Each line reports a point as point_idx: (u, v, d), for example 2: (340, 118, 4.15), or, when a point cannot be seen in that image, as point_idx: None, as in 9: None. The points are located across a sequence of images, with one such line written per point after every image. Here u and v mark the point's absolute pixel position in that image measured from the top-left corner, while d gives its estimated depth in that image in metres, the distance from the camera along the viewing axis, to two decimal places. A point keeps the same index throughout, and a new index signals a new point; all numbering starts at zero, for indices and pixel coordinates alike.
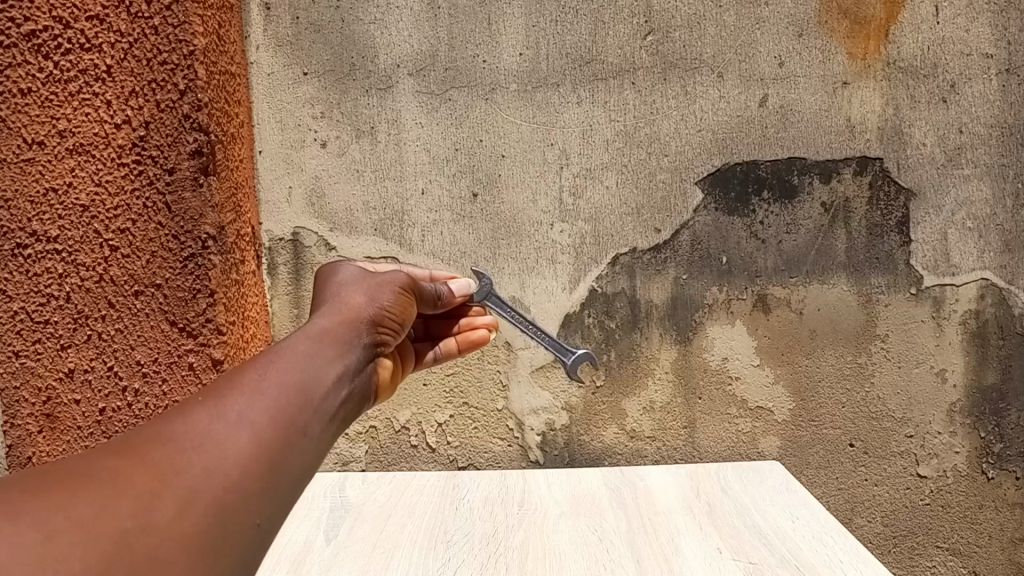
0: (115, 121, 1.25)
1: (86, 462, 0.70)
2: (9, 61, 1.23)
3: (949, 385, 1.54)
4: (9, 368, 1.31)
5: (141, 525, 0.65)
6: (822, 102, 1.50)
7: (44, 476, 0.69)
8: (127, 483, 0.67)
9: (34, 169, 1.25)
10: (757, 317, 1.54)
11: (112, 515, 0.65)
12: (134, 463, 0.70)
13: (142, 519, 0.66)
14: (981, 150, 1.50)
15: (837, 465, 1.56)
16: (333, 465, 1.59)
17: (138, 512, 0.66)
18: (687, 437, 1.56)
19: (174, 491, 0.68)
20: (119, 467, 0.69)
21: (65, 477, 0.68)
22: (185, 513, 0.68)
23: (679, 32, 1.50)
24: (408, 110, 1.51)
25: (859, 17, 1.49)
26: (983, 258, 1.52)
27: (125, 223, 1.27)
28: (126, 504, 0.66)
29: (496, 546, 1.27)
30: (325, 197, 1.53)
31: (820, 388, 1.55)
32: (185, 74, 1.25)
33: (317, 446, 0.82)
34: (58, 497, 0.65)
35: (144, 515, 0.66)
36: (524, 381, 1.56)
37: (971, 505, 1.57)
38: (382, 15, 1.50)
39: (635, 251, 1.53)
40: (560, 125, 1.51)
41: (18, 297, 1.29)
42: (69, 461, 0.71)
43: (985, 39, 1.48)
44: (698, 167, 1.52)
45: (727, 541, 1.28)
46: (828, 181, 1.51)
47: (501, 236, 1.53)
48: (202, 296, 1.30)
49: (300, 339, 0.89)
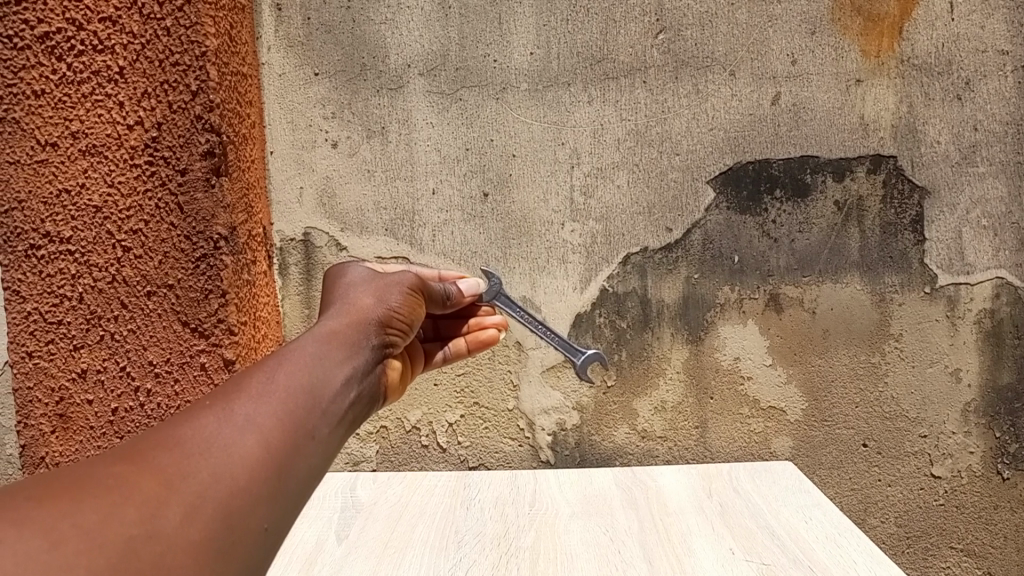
0: (127, 122, 1.26)
1: (91, 468, 0.70)
2: (24, 63, 1.24)
3: (964, 384, 1.53)
4: (23, 369, 1.32)
5: (148, 532, 0.65)
6: (835, 100, 1.49)
7: (50, 481, 0.69)
8: (133, 489, 0.67)
9: (47, 170, 1.26)
10: (769, 317, 1.53)
11: (118, 522, 0.65)
12: (140, 469, 0.69)
13: (148, 526, 0.66)
14: (996, 148, 1.49)
15: (850, 465, 1.55)
16: (345, 465, 1.59)
17: (144, 519, 0.66)
18: (699, 437, 1.55)
19: (181, 498, 0.68)
20: (125, 472, 0.69)
21: (71, 481, 0.68)
22: (191, 519, 0.68)
23: (691, 31, 1.49)
24: (419, 110, 1.51)
25: (873, 14, 1.47)
26: (998, 256, 1.50)
27: (137, 224, 1.28)
28: (133, 510, 0.66)
29: (507, 546, 1.27)
30: (336, 197, 1.53)
31: (832, 388, 1.53)
32: (197, 75, 1.25)
33: (325, 449, 0.83)
34: (63, 504, 0.65)
35: (151, 522, 0.66)
36: (535, 381, 1.56)
37: (985, 505, 1.55)
38: (393, 15, 1.50)
39: (647, 251, 1.52)
40: (572, 124, 1.51)
41: (31, 298, 1.30)
42: (74, 467, 0.71)
43: (1001, 36, 1.47)
44: (710, 166, 1.51)
45: (740, 541, 1.27)
46: (841, 179, 1.50)
47: (511, 236, 1.53)
48: (214, 297, 1.30)
49: (308, 342, 0.89)
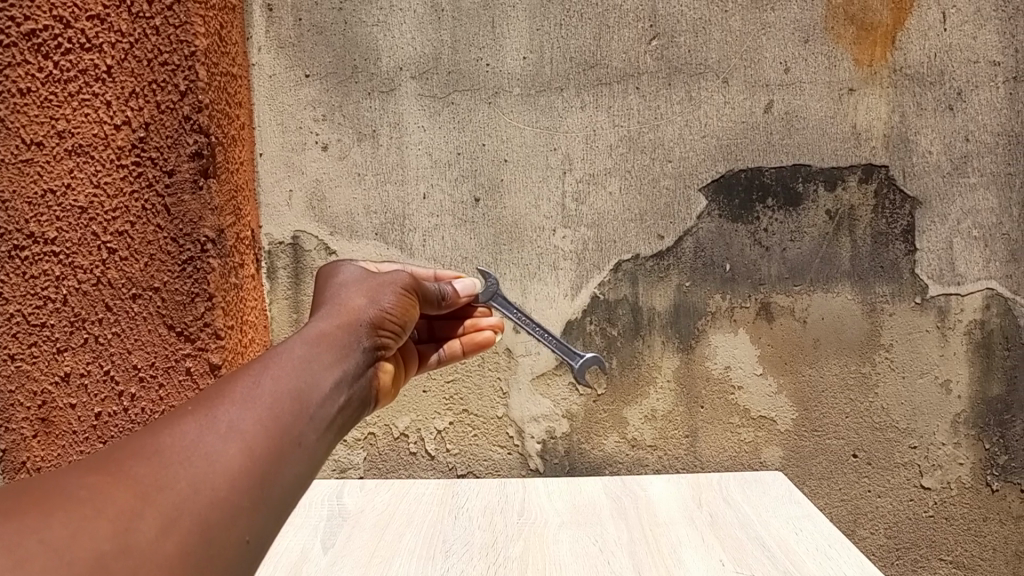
0: (115, 122, 1.24)
1: (64, 478, 0.68)
2: (9, 61, 1.22)
3: (954, 396, 1.52)
4: (4, 372, 1.30)
5: (122, 545, 0.64)
6: (828, 109, 1.49)
7: (24, 492, 0.67)
8: (107, 501, 0.66)
9: (32, 170, 1.24)
10: (760, 326, 1.53)
11: (89, 537, 0.63)
12: (116, 479, 0.68)
13: (122, 539, 0.64)
14: (987, 158, 1.49)
15: (841, 475, 1.54)
16: (331, 472, 1.57)
17: (117, 532, 0.64)
18: (689, 446, 1.54)
19: (157, 510, 0.67)
20: (100, 483, 0.67)
21: (44, 492, 0.66)
22: (168, 531, 0.66)
23: (684, 37, 1.49)
24: (410, 113, 1.50)
25: (865, 23, 1.48)
26: (989, 267, 1.50)
27: (123, 225, 1.26)
28: (106, 523, 0.64)
29: (495, 557, 1.25)
30: (325, 201, 1.52)
31: (823, 398, 1.53)
32: (186, 76, 1.24)
33: (313, 456, 0.81)
34: (31, 517, 0.63)
35: (126, 534, 0.64)
36: (525, 389, 1.54)
37: (975, 517, 1.55)
38: (385, 18, 1.50)
39: (638, 258, 1.52)
40: (564, 130, 1.50)
41: (13, 300, 1.27)
42: (48, 477, 0.70)
43: (992, 47, 1.48)
44: (703, 174, 1.50)
45: (731, 552, 1.26)
46: (833, 188, 1.50)
47: (502, 242, 1.51)
48: (201, 300, 1.28)
49: (296, 344, 0.88)
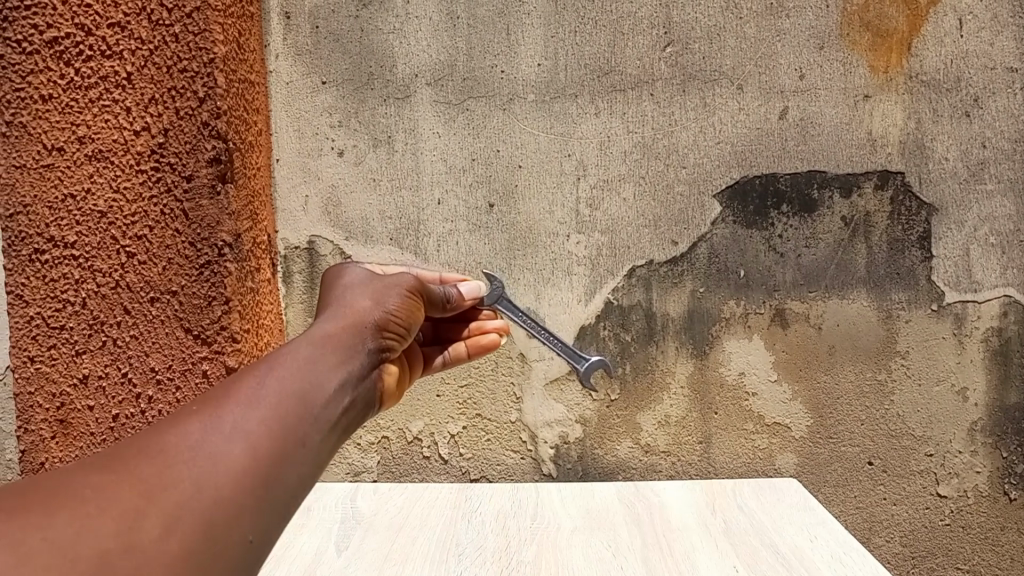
0: (134, 128, 1.26)
1: (69, 479, 0.69)
2: (32, 68, 1.24)
3: (971, 403, 1.51)
4: (25, 374, 1.32)
5: (125, 544, 0.65)
6: (843, 116, 1.49)
7: (31, 491, 0.69)
8: (110, 500, 0.67)
9: (52, 174, 1.26)
10: (775, 332, 1.52)
11: (92, 536, 0.64)
12: (121, 479, 0.69)
13: (125, 538, 0.65)
14: (1005, 165, 1.48)
15: (855, 483, 1.53)
16: (345, 475, 1.58)
17: (120, 531, 0.65)
18: (702, 453, 1.54)
19: (159, 508, 0.68)
20: (104, 483, 0.68)
21: (49, 493, 0.68)
22: (170, 531, 0.67)
23: (699, 44, 1.49)
24: (425, 120, 1.51)
25: (881, 30, 1.47)
26: (1006, 274, 1.49)
27: (141, 230, 1.28)
28: (109, 522, 0.65)
29: (508, 561, 1.25)
30: (341, 206, 1.53)
31: (838, 405, 1.52)
32: (205, 83, 1.25)
33: (317, 456, 0.82)
34: (36, 516, 0.65)
35: (128, 533, 0.65)
36: (538, 394, 1.54)
37: (992, 526, 1.53)
38: (401, 25, 1.51)
39: (652, 264, 1.52)
40: (578, 136, 1.50)
41: (34, 302, 1.29)
42: (54, 476, 0.71)
43: (1010, 53, 1.47)
44: (717, 180, 1.50)
45: (745, 559, 1.26)
46: (849, 195, 1.50)
47: (516, 247, 1.52)
48: (217, 304, 1.29)
49: (301, 346, 0.88)
